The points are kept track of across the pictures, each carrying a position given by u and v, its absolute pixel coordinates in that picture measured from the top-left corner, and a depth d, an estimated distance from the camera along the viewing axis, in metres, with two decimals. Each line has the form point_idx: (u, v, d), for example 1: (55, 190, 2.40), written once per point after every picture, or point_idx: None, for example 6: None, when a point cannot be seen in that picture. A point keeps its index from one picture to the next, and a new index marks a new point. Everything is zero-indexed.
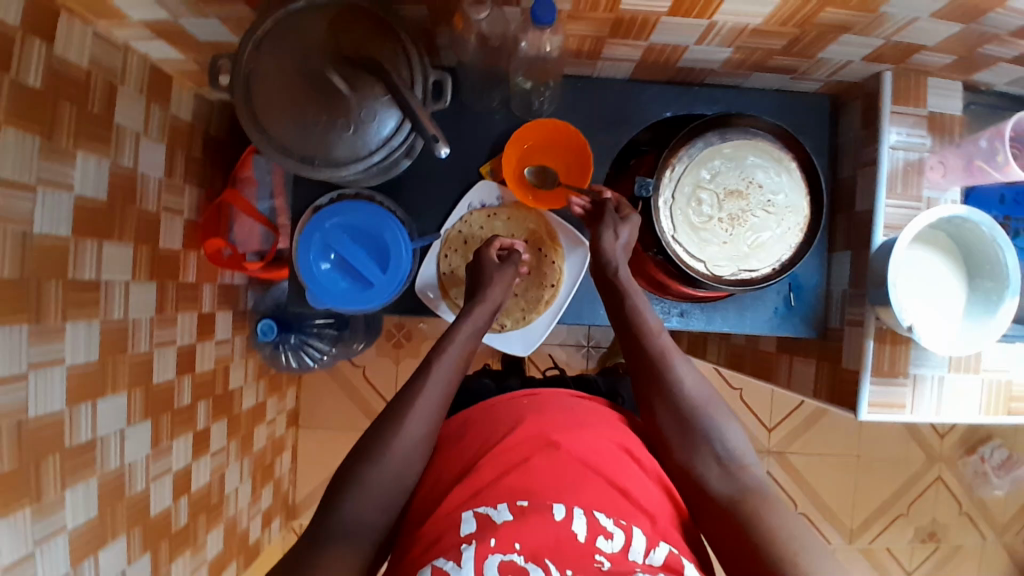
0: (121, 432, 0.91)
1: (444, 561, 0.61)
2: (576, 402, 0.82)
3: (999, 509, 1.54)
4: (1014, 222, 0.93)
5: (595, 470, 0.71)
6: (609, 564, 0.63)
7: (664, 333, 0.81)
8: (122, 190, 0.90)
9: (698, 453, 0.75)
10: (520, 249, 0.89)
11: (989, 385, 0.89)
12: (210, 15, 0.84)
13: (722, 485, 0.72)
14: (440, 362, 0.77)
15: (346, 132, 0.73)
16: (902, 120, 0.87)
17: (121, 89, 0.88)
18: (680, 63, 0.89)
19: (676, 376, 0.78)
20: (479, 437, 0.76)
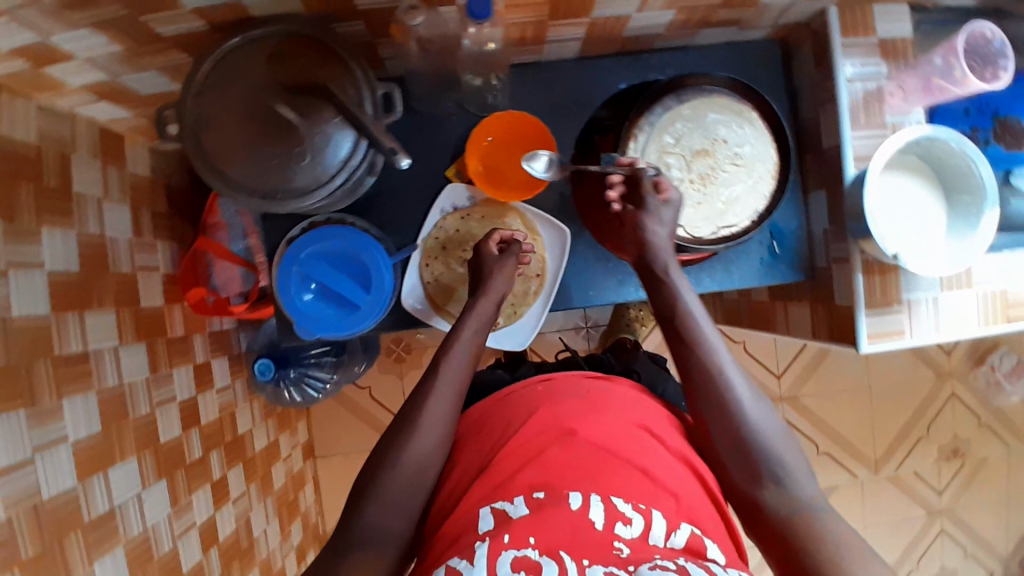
0: (138, 496, 0.91)
1: (458, 561, 0.63)
2: (591, 384, 0.85)
3: (1019, 414, 1.54)
4: (981, 132, 0.94)
5: (612, 453, 0.74)
6: (628, 550, 0.63)
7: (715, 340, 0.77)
8: (93, 257, 0.89)
9: (759, 477, 0.72)
10: (521, 240, 0.88)
11: (984, 297, 0.90)
12: (148, 69, 0.83)
13: (780, 508, 0.70)
14: (450, 360, 0.79)
15: (303, 161, 0.72)
16: (854, 51, 0.86)
17: (74, 157, 0.87)
18: (625, 34, 0.88)
19: (735, 396, 0.75)
20: (496, 431, 0.80)
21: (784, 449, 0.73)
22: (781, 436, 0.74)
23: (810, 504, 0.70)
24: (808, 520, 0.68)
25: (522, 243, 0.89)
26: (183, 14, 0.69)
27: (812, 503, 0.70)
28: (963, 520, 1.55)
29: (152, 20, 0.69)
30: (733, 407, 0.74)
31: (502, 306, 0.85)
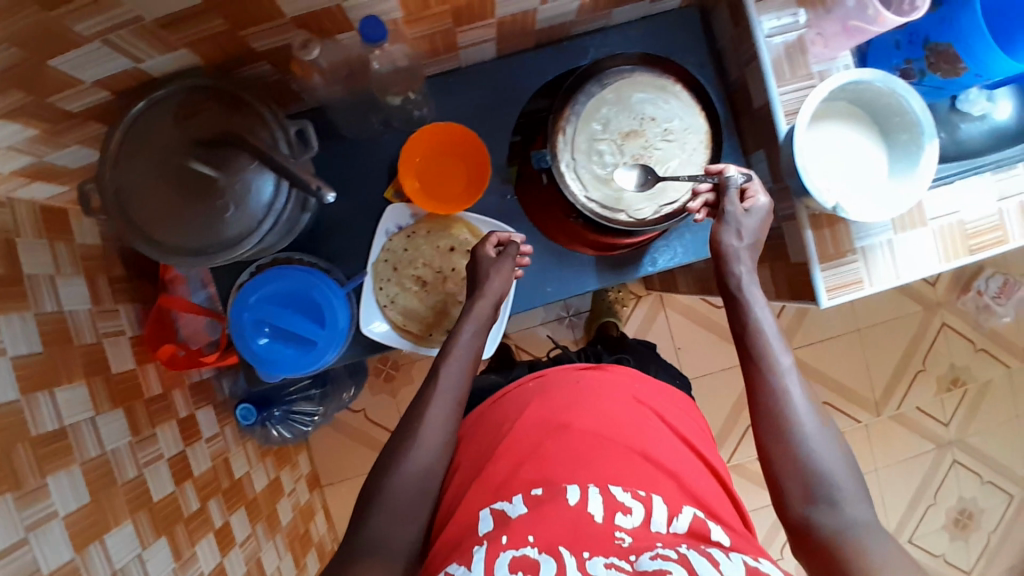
0: (139, 558, 0.90)
1: (457, 567, 0.64)
2: (585, 375, 0.87)
3: (1014, 333, 1.53)
4: (915, 63, 0.91)
5: (609, 441, 0.77)
6: (628, 539, 0.65)
7: (783, 356, 0.76)
8: (55, 335, 0.87)
9: (813, 499, 0.69)
10: (517, 241, 0.88)
11: (940, 232, 0.89)
12: (71, 143, 0.80)
13: (834, 532, 0.67)
14: (447, 370, 0.81)
15: (228, 213, 0.72)
16: (769, 6, 0.84)
17: (18, 242, 0.84)
18: (537, 26, 0.87)
19: (802, 427, 0.72)
20: (492, 432, 0.83)
21: (841, 475, 0.70)
22: (841, 464, 0.71)
23: (862, 531, 0.66)
24: (861, 549, 0.64)
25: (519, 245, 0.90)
26: (86, 90, 0.70)
27: (867, 531, 0.66)
28: (975, 447, 1.54)
29: (59, 101, 0.69)
30: (797, 430, 0.72)
31: (499, 307, 0.86)
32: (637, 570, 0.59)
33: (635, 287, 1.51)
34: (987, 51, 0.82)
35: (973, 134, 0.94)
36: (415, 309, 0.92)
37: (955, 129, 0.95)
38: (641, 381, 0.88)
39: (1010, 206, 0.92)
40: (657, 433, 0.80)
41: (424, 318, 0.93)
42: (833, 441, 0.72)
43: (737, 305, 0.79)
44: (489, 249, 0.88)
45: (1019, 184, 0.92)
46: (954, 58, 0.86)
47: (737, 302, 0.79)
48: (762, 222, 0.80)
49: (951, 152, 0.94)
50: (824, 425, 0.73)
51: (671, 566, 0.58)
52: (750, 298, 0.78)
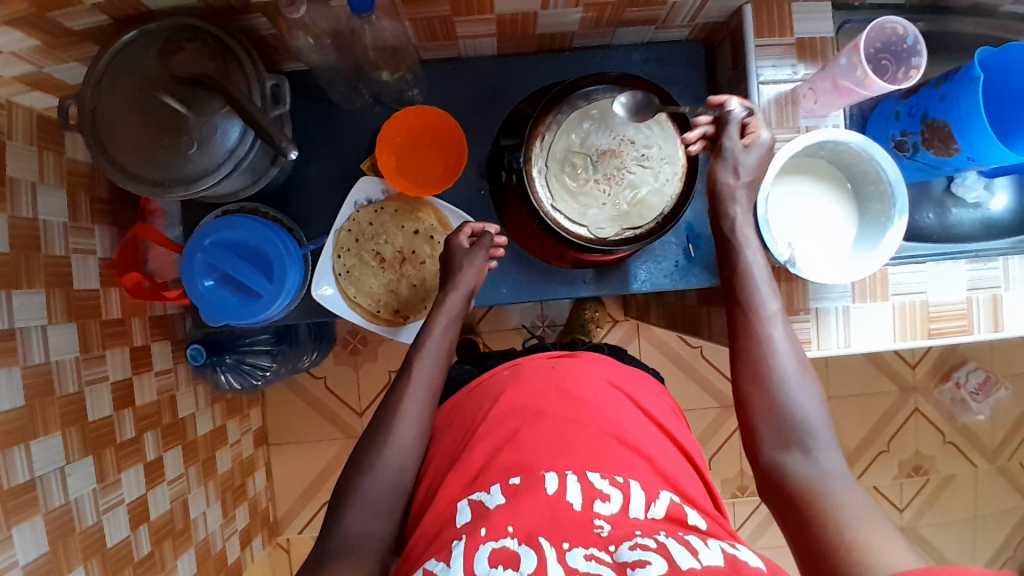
0: (61, 471, 0.88)
1: (435, 563, 0.59)
2: (558, 361, 0.81)
3: (985, 433, 1.52)
4: (910, 137, 0.89)
5: (583, 424, 0.72)
6: (609, 527, 0.61)
7: (772, 308, 0.76)
8: (24, 240, 0.86)
9: (786, 446, 0.70)
10: (492, 232, 0.89)
11: (900, 308, 0.89)
12: (70, 60, 0.80)
13: (805, 478, 0.67)
14: (422, 362, 0.80)
15: (190, 150, 0.74)
16: (769, 52, 0.86)
17: (8, 145, 0.84)
18: (538, 31, 0.88)
19: (780, 372, 0.72)
20: (466, 421, 0.78)
21: (819, 425, 0.70)
22: (818, 412, 0.71)
23: (833, 477, 0.67)
24: (828, 496, 0.65)
25: (494, 237, 0.89)
26: (86, 10, 0.70)
27: (839, 477, 0.67)
28: (927, 539, 1.51)
29: (59, 16, 0.69)
30: (776, 377, 0.72)
31: (470, 299, 0.87)
32: (618, 563, 0.56)
33: (614, 309, 1.49)
34: (982, 137, 0.80)
35: (964, 220, 0.92)
36: (368, 283, 0.94)
37: (947, 212, 0.93)
38: (613, 365, 0.84)
39: (980, 297, 0.90)
40: (631, 416, 0.76)
41: (375, 294, 0.94)
42: (812, 389, 0.72)
43: (732, 249, 0.80)
44: (463, 240, 0.88)
45: (994, 278, 0.90)
46: (948, 138, 0.83)
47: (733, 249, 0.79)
48: (763, 159, 0.79)
49: (935, 233, 0.91)
50: (807, 376, 0.73)
51: (651, 556, 0.55)
52: (743, 239, 0.79)
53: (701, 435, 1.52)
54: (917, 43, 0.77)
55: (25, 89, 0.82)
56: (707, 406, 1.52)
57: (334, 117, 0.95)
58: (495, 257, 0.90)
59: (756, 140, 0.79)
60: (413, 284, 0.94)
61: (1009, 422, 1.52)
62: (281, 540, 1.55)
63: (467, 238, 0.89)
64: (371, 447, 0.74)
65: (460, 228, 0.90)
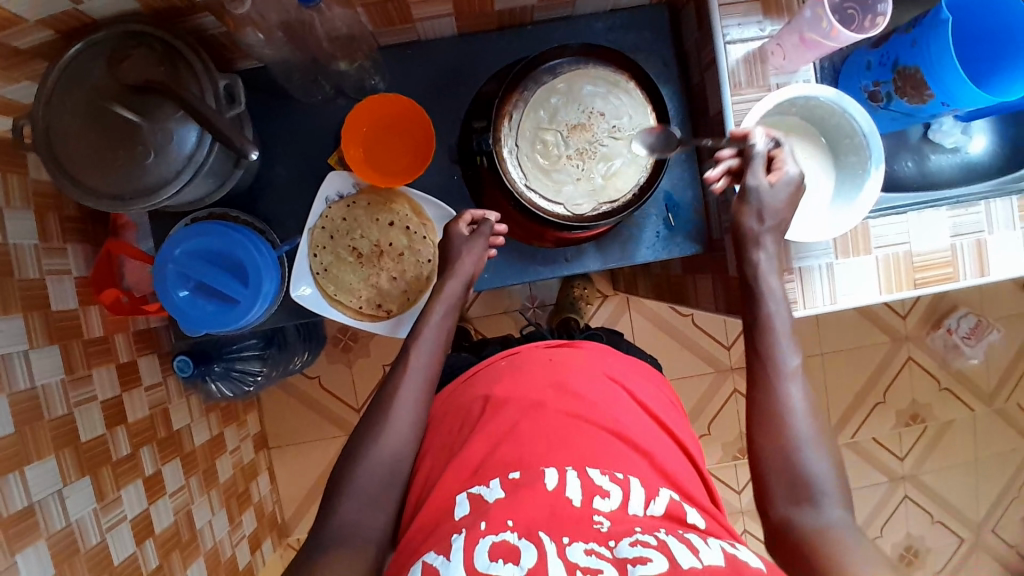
0: (59, 494, 0.88)
1: (434, 557, 0.57)
2: (555, 352, 0.80)
3: (979, 376, 1.53)
4: (883, 87, 0.87)
5: (583, 420, 0.70)
6: (608, 523, 0.60)
7: (794, 364, 0.76)
8: None
9: (797, 500, 0.69)
10: (492, 219, 0.87)
11: (884, 261, 0.88)
12: (21, 79, 0.78)
13: (814, 530, 0.67)
14: (418, 348, 0.80)
15: (148, 161, 0.72)
16: (732, 11, 0.84)
17: None
18: (497, 7, 0.86)
19: (797, 434, 0.72)
20: (459, 416, 0.76)
21: (829, 481, 0.70)
22: (830, 471, 0.70)
23: (842, 529, 0.66)
24: (836, 545, 0.64)
25: (494, 225, 0.87)
26: (31, 27, 0.69)
27: (848, 531, 0.66)
28: (929, 485, 1.53)
29: (3, 34, 0.68)
30: (793, 436, 0.72)
31: (468, 289, 0.86)
32: (617, 559, 0.55)
33: (602, 284, 1.48)
34: (956, 81, 0.79)
35: (943, 165, 0.92)
36: (348, 279, 0.92)
37: (925, 159, 0.92)
38: (611, 356, 0.82)
39: (964, 244, 0.89)
40: (628, 410, 0.75)
41: (356, 290, 0.93)
42: (826, 449, 0.72)
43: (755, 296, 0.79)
44: (463, 227, 0.87)
45: (978, 223, 0.89)
46: (921, 84, 0.82)
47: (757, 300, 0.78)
48: (790, 193, 0.77)
49: (915, 181, 0.91)
50: (821, 437, 0.72)
51: (651, 553, 0.54)
52: (767, 289, 0.78)
53: (699, 401, 1.52)
54: None
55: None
56: (702, 373, 1.52)
57: (299, 114, 0.93)
58: (495, 245, 0.89)
59: (782, 175, 0.77)
60: (393, 277, 0.93)
61: (1003, 364, 1.53)
62: (291, 541, 1.55)
63: (467, 225, 0.88)
64: (364, 445, 0.73)
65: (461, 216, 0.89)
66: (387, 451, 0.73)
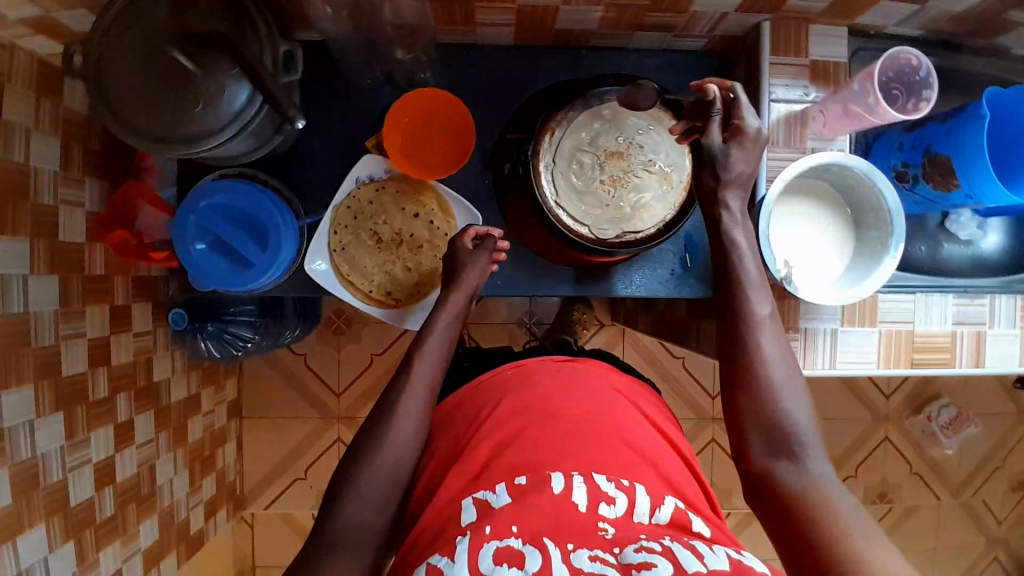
0: (30, 424, 0.86)
1: (439, 559, 0.58)
2: (565, 365, 0.80)
3: (950, 468, 1.56)
4: (911, 168, 0.90)
5: (588, 429, 0.70)
6: (612, 531, 0.61)
7: (767, 313, 0.76)
8: (14, 187, 0.82)
9: (777, 453, 0.70)
10: (496, 236, 0.89)
11: (885, 336, 0.90)
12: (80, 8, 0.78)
13: (796, 486, 0.67)
14: (425, 353, 0.80)
15: (196, 109, 0.72)
16: (783, 71, 0.87)
17: (7, 88, 0.80)
18: (557, 26, 0.88)
19: (770, 381, 0.72)
20: (465, 420, 0.76)
21: (806, 430, 0.70)
22: (810, 424, 0.71)
23: (824, 484, 0.67)
24: (821, 501, 0.65)
25: (497, 241, 0.90)
26: None
27: (830, 484, 0.67)
28: None
29: None
30: (764, 384, 0.72)
31: (471, 302, 0.87)
32: (622, 565, 0.57)
33: (601, 313, 1.49)
34: (984, 177, 0.81)
35: (954, 255, 0.94)
36: (362, 261, 0.93)
37: (939, 246, 0.94)
38: (615, 374, 0.82)
39: (964, 332, 0.91)
40: (634, 420, 0.75)
41: (369, 274, 0.93)
42: (802, 398, 0.73)
43: (724, 253, 0.80)
44: (467, 241, 0.89)
45: (980, 315, 0.91)
46: (949, 173, 0.85)
47: (726, 251, 0.79)
48: (751, 153, 0.79)
49: (926, 266, 0.93)
50: (796, 384, 0.73)
51: (656, 558, 0.56)
52: (732, 244, 0.79)
53: None
54: (930, 76, 0.78)
55: (30, 32, 0.79)
56: (683, 417, 1.53)
57: (345, 92, 0.94)
58: (498, 260, 0.91)
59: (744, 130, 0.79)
60: (408, 268, 0.94)
61: (975, 459, 1.56)
62: (245, 515, 1.53)
63: (471, 240, 0.90)
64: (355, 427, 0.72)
65: (465, 230, 0.91)
66: (377, 437, 0.72)
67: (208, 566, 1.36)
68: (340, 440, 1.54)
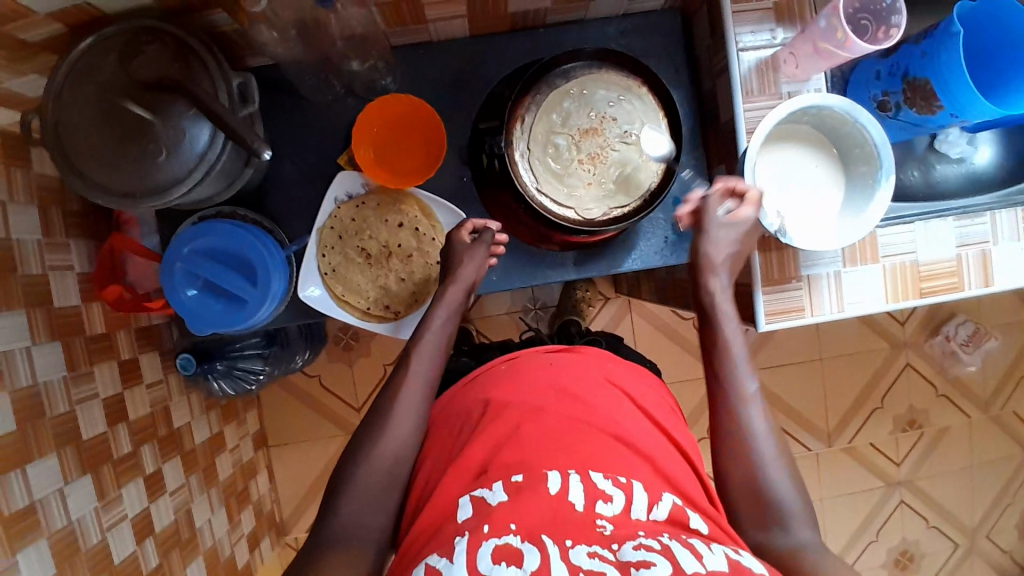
0: (60, 491, 0.86)
1: (438, 559, 0.57)
2: (555, 356, 0.80)
3: (976, 384, 1.55)
4: (893, 96, 0.88)
5: (585, 424, 0.71)
6: (610, 527, 0.60)
7: (750, 381, 0.76)
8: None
9: (767, 524, 0.69)
10: (494, 228, 0.88)
11: (891, 270, 0.89)
12: (29, 72, 0.76)
13: (787, 553, 0.67)
14: (420, 352, 0.79)
15: (160, 158, 0.71)
16: (747, 18, 0.85)
17: None
18: (510, 9, 0.86)
19: (759, 453, 0.72)
20: (464, 416, 0.75)
21: (793, 495, 0.70)
22: (798, 493, 0.71)
23: (815, 552, 0.66)
24: (808, 569, 0.64)
25: (495, 233, 0.88)
26: (41, 21, 0.69)
27: (820, 553, 0.66)
28: (925, 490, 1.55)
29: (14, 28, 0.68)
30: (753, 455, 0.72)
31: (470, 295, 0.86)
32: (620, 562, 0.55)
33: (604, 287, 1.48)
34: (964, 91, 0.79)
35: (949, 175, 0.92)
36: (355, 280, 0.92)
37: (931, 168, 0.93)
38: (612, 360, 0.82)
39: (969, 254, 0.90)
40: (630, 415, 0.74)
41: (364, 291, 0.93)
42: (787, 465, 0.72)
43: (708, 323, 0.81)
44: (465, 235, 0.87)
45: (983, 233, 0.90)
46: (930, 95, 0.83)
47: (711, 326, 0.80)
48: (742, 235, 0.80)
49: (921, 190, 0.92)
50: (783, 454, 0.73)
51: (655, 557, 0.54)
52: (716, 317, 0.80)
53: (699, 404, 1.53)
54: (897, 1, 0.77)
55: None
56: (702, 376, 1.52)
57: (309, 112, 0.93)
58: (495, 254, 0.90)
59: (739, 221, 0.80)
60: (401, 278, 0.93)
61: (999, 371, 1.55)
62: (289, 540, 1.55)
63: (469, 234, 0.88)
64: (373, 447, 0.72)
65: (463, 224, 0.89)
66: (397, 453, 0.72)
67: None
68: None
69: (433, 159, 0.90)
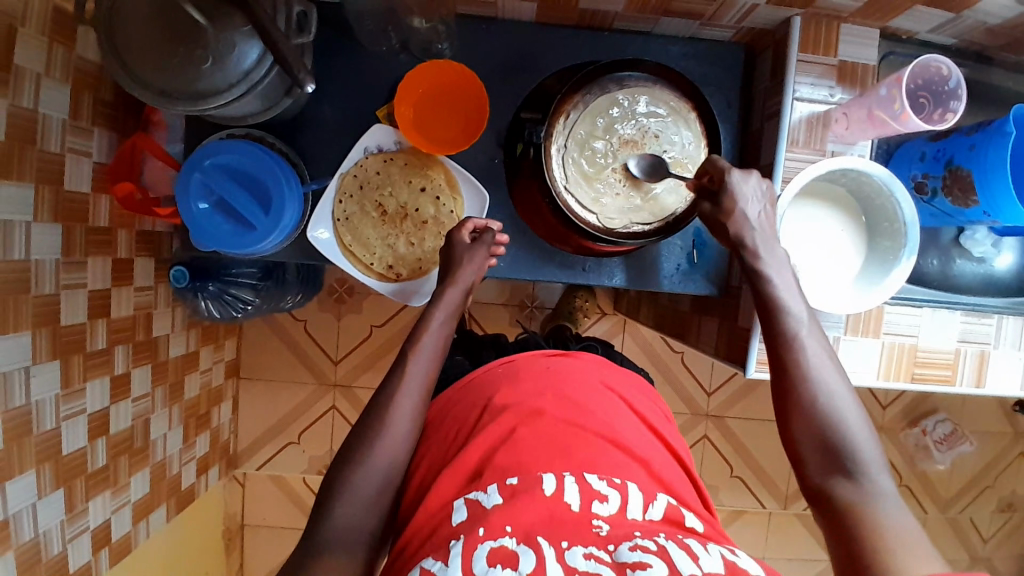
0: (26, 370, 0.85)
1: (432, 563, 0.57)
2: (553, 361, 0.79)
3: (941, 484, 1.56)
4: (931, 180, 0.88)
5: (580, 427, 0.70)
6: (606, 527, 0.60)
7: (806, 329, 0.72)
8: (22, 132, 0.81)
9: (833, 470, 0.66)
10: (494, 230, 0.88)
11: (889, 348, 0.89)
12: None
13: (851, 502, 0.63)
14: (415, 359, 0.76)
15: (204, 66, 0.71)
16: (810, 69, 0.85)
17: (21, 30, 0.79)
18: (580, 6, 0.86)
19: (819, 400, 0.68)
20: (455, 423, 0.75)
21: (869, 449, 0.66)
22: (868, 437, 0.67)
23: (882, 498, 0.63)
24: (873, 520, 0.61)
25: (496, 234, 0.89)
26: None
27: (889, 497, 0.63)
28: None
29: None
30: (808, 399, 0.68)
31: (467, 297, 0.84)
32: (616, 563, 0.55)
33: (603, 301, 1.48)
34: (1002, 194, 0.79)
35: (965, 271, 0.92)
36: (364, 232, 0.92)
37: (950, 261, 0.92)
38: (608, 368, 0.82)
39: (967, 351, 0.90)
40: (625, 419, 0.75)
41: (372, 247, 0.92)
42: (859, 413, 0.68)
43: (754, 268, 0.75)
44: (466, 234, 0.88)
45: (986, 334, 0.90)
46: (968, 188, 0.83)
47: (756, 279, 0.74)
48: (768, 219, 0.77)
49: (936, 279, 0.91)
50: (847, 392, 0.69)
51: (651, 558, 0.54)
52: (768, 265, 0.74)
53: None
54: (959, 87, 0.77)
55: None
56: (678, 411, 1.53)
57: (360, 59, 0.93)
58: (495, 254, 0.89)
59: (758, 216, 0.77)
60: (411, 243, 0.93)
61: (966, 476, 1.56)
62: (237, 474, 1.54)
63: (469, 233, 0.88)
64: None
65: (464, 223, 0.89)
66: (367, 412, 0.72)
67: (196, 522, 1.38)
68: (335, 409, 1.55)
69: (472, 133, 0.90)
